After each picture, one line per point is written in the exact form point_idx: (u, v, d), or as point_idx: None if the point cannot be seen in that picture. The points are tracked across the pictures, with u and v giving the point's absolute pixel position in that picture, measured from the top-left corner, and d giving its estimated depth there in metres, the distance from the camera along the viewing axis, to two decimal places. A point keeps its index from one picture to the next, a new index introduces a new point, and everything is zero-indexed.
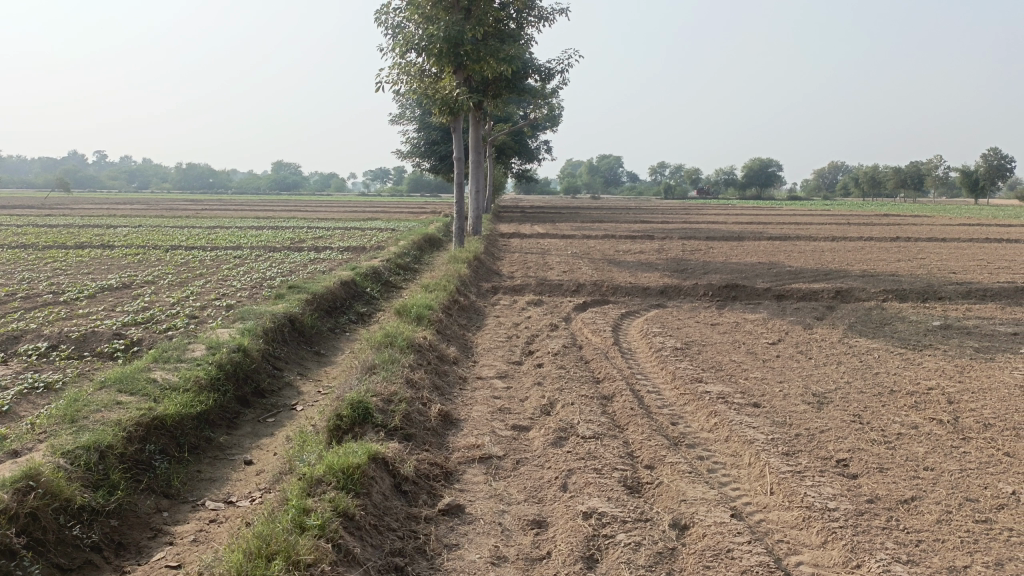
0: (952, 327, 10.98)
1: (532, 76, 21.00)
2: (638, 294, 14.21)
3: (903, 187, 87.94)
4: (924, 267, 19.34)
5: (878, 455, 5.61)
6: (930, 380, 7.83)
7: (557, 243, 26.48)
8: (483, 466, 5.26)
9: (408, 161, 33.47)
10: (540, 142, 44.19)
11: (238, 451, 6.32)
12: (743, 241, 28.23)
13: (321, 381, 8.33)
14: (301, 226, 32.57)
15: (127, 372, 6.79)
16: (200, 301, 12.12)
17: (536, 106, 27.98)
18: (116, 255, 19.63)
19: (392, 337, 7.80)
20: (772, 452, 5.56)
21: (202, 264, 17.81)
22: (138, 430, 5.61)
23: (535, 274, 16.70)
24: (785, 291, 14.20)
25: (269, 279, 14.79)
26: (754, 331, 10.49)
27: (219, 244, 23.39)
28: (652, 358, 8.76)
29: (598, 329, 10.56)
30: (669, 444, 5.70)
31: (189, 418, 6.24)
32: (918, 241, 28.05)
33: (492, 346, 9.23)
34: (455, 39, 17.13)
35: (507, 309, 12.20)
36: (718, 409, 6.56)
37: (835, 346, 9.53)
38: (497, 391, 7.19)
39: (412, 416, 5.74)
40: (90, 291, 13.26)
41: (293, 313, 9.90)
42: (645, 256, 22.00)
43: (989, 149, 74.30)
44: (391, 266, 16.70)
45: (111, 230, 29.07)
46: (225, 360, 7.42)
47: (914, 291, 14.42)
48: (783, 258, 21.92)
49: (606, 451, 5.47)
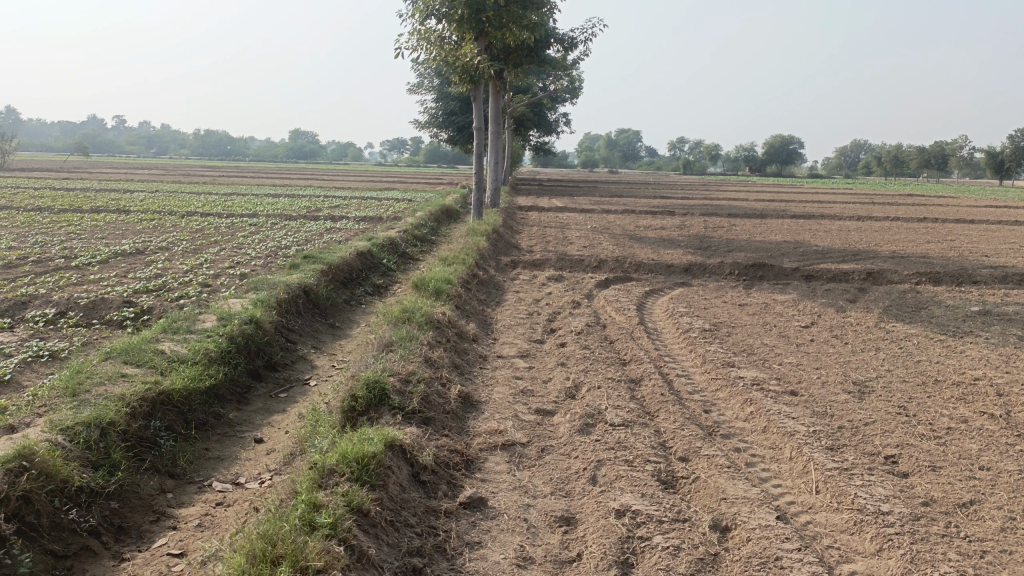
0: (992, 313, 10.48)
1: (554, 45, 20.41)
2: (662, 272, 13.79)
3: (926, 167, 86.34)
4: (955, 250, 18.75)
5: (928, 452, 5.24)
6: (976, 369, 7.41)
7: (577, 217, 25.98)
8: (506, 454, 4.93)
9: (426, 131, 32.96)
10: (559, 115, 43.52)
11: (249, 428, 6.04)
12: (766, 219, 27.57)
13: (336, 356, 8.02)
14: (318, 195, 32.22)
15: (134, 343, 6.48)
16: (213, 269, 11.84)
17: (557, 76, 27.32)
18: (131, 220, 19.40)
19: (410, 312, 7.45)
20: (815, 446, 5.20)
21: (216, 231, 17.53)
22: (143, 406, 5.32)
23: (555, 249, 16.28)
24: (813, 272, 13.72)
25: (285, 248, 14.47)
26: (784, 313, 10.07)
27: (234, 211, 23.10)
28: (680, 339, 8.37)
29: (622, 307, 10.17)
30: (703, 435, 5.34)
31: (197, 393, 5.95)
32: (946, 222, 27.33)
33: (513, 323, 8.88)
34: (478, 5, 16.57)
35: (527, 284, 11.83)
36: (754, 397, 6.20)
37: (871, 331, 9.08)
38: (520, 371, 6.85)
39: (431, 399, 5.40)
40: (103, 257, 13.00)
41: (307, 284, 9.59)
42: (667, 232, 21.52)
43: (1016, 130, 72.98)
44: (408, 237, 16.33)
45: (128, 195, 28.92)
46: (237, 332, 7.12)
47: (948, 274, 13.88)
48: (809, 237, 21.33)
49: (637, 441, 5.12)
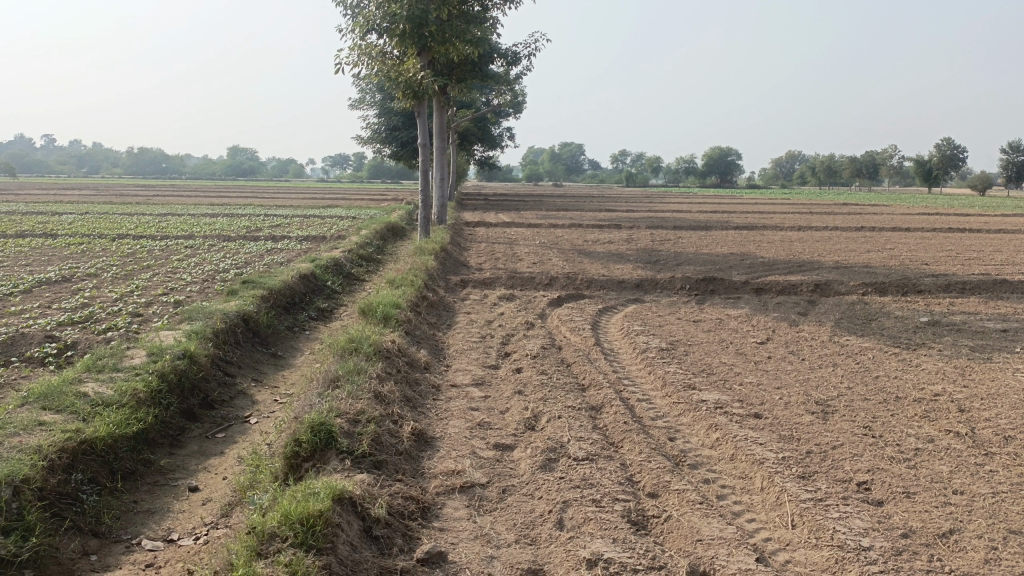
0: (940, 324, 10.56)
1: (497, 60, 20.22)
2: (614, 288, 13.63)
3: (859, 176, 89.06)
4: (895, 259, 19.11)
5: (900, 476, 5.08)
6: (934, 384, 7.35)
7: (524, 232, 25.79)
8: (465, 497, 4.59)
9: (369, 148, 32.44)
10: (503, 130, 43.52)
11: (182, 475, 5.57)
12: (712, 230, 27.76)
13: (278, 390, 7.58)
14: (257, 213, 31.31)
15: (54, 386, 5.92)
16: (145, 297, 11.21)
17: (501, 92, 27.19)
18: (58, 245, 18.46)
19: (357, 342, 7.05)
20: (787, 475, 4.99)
21: (150, 255, 16.74)
22: (62, 458, 4.80)
23: (504, 267, 16.00)
24: (763, 284, 13.73)
25: (223, 272, 13.87)
26: (740, 329, 9.96)
27: (169, 233, 22.21)
28: (638, 360, 8.14)
29: (576, 327, 9.91)
30: (671, 467, 5.10)
31: (123, 439, 5.45)
32: (883, 231, 27.96)
33: (465, 347, 8.56)
34: (420, 19, 16.22)
35: (477, 304, 11.53)
36: (718, 422, 5.98)
37: (827, 346, 9.02)
38: (475, 401, 6.52)
39: (382, 439, 5.02)
40: (26, 286, 12.21)
41: (246, 312, 9.10)
42: (616, 246, 21.49)
43: (943, 140, 75.79)
44: (352, 257, 15.87)
45: (56, 218, 27.73)
46: (168, 368, 6.61)
47: (893, 284, 14.04)
48: (754, 249, 21.50)
49: (603, 477, 4.84)
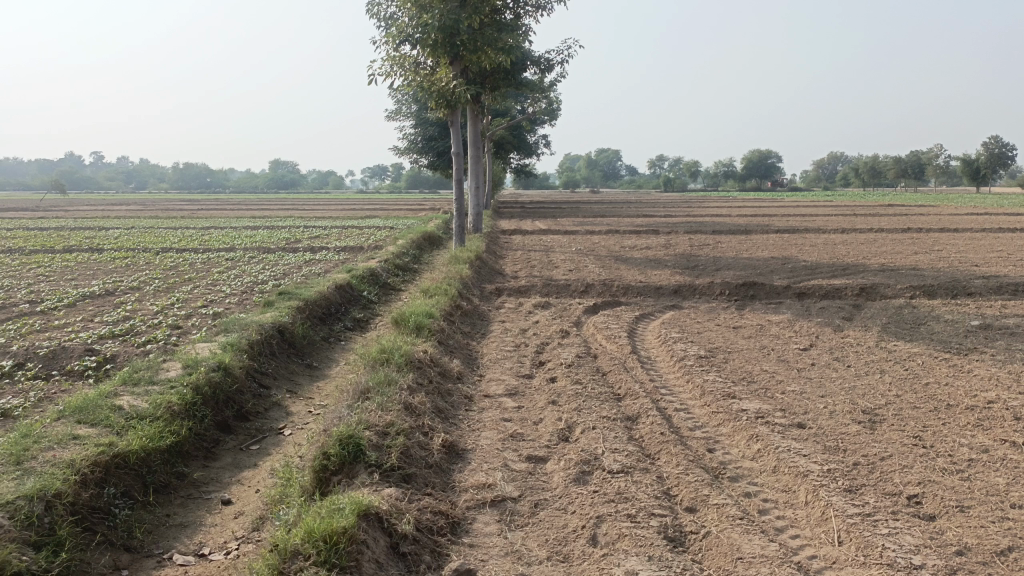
0: (992, 327, 10.16)
1: (531, 68, 20.19)
2: (651, 294, 13.43)
3: (904, 176, 87.08)
4: (944, 260, 18.55)
5: (952, 489, 4.84)
6: (988, 390, 7.03)
7: (561, 239, 25.66)
8: (496, 512, 4.48)
9: (406, 158, 32.65)
10: (539, 138, 43.50)
11: (216, 488, 5.56)
12: (752, 234, 27.31)
13: (313, 401, 7.56)
14: (296, 225, 31.65)
15: (90, 399, 5.96)
16: (184, 309, 11.34)
17: (536, 99, 27.14)
18: (103, 260, 18.87)
19: (389, 352, 7.00)
20: (832, 488, 4.78)
21: (191, 268, 17.00)
22: (95, 472, 4.82)
23: (540, 274, 15.89)
24: (805, 289, 13.40)
25: (261, 284, 14.00)
26: (781, 335, 9.69)
27: (211, 246, 22.56)
28: (675, 369, 7.95)
29: (613, 334, 9.74)
30: (710, 480, 4.92)
31: (156, 452, 5.45)
32: (930, 232, 27.24)
33: (499, 356, 8.46)
34: (451, 28, 16.27)
35: (512, 313, 11.42)
36: (759, 432, 5.78)
37: (873, 352, 8.72)
38: (508, 412, 6.41)
39: (411, 452, 4.94)
40: (70, 300, 12.45)
41: (282, 323, 9.12)
42: (653, 252, 21.24)
43: (991, 138, 73.74)
44: (389, 267, 15.92)
45: (103, 233, 28.39)
46: (203, 380, 6.63)
47: (942, 286, 13.59)
48: (796, 252, 21.06)
49: (639, 491, 4.69)
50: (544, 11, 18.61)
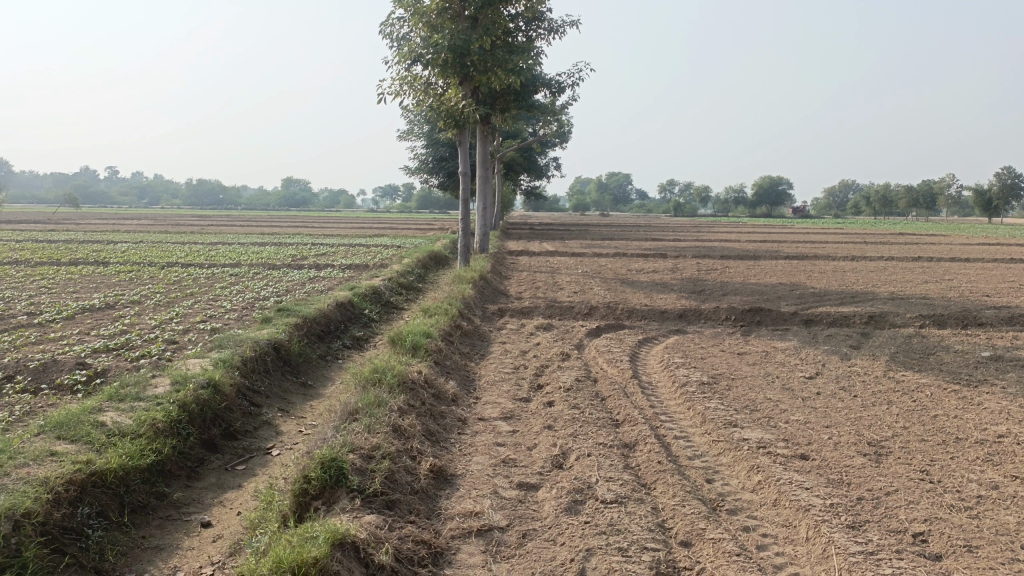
0: (1004, 359, 9.93)
1: (541, 90, 20.17)
2: (656, 318, 13.25)
3: (915, 205, 86.73)
4: (955, 290, 18.31)
5: (960, 527, 4.63)
6: (998, 424, 6.80)
7: (567, 261, 25.53)
8: (482, 542, 4.29)
9: (416, 178, 32.71)
10: (549, 160, 43.55)
11: (197, 510, 5.39)
12: (760, 260, 27.12)
13: (304, 420, 7.40)
14: (304, 242, 31.64)
15: (72, 414, 5.82)
16: (182, 324, 11.23)
17: (547, 122, 27.13)
18: (107, 272, 18.82)
19: (381, 373, 6.84)
20: (834, 524, 4.58)
21: (194, 283, 16.93)
22: (70, 490, 4.66)
23: (544, 296, 15.76)
24: (813, 316, 13.19)
25: (262, 300, 13.89)
26: (787, 363, 9.49)
27: (216, 261, 22.53)
28: (677, 395, 7.75)
29: (614, 358, 9.56)
30: (706, 513, 4.72)
31: (136, 471, 5.29)
32: (941, 261, 26.97)
33: (496, 378, 8.28)
34: (461, 49, 16.27)
35: (514, 334, 11.26)
36: (760, 463, 5.57)
37: (881, 382, 8.50)
38: (502, 436, 6.23)
39: (396, 477, 4.76)
40: (69, 312, 12.35)
41: (278, 340, 8.98)
42: (660, 275, 21.08)
43: (1003, 168, 73.46)
44: (392, 286, 15.80)
45: (111, 246, 28.44)
46: (190, 397, 6.47)
47: (952, 316, 13.35)
48: (804, 279, 20.86)
49: (632, 522, 4.49)
50: (556, 34, 18.63)
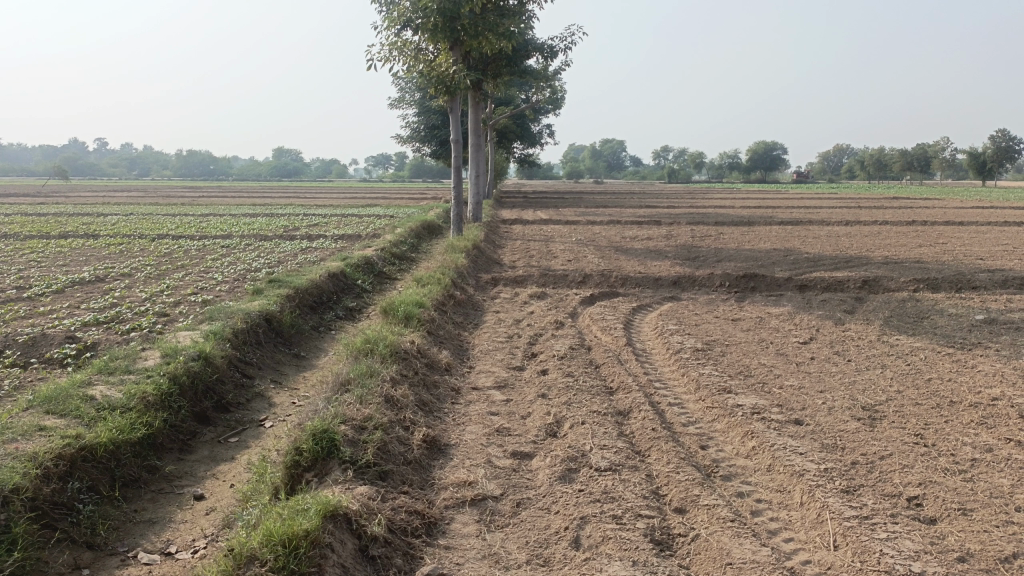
0: (998, 322, 9.91)
1: (534, 55, 19.90)
2: (650, 285, 13.20)
3: (909, 169, 86.50)
4: (949, 254, 18.27)
5: (954, 491, 4.62)
6: (992, 387, 6.80)
7: (561, 229, 25.41)
8: (476, 511, 4.27)
9: (408, 146, 32.40)
10: (542, 127, 43.19)
11: (189, 482, 5.36)
12: (754, 226, 27.03)
13: (297, 391, 7.36)
14: (296, 213, 31.44)
15: (61, 388, 5.75)
16: (173, 297, 11.14)
17: (539, 88, 26.79)
18: (97, 246, 18.63)
19: (373, 343, 6.79)
20: (829, 489, 4.56)
21: (185, 255, 16.77)
22: (59, 465, 4.61)
23: (538, 264, 15.67)
24: (807, 281, 13.15)
25: (254, 272, 13.77)
26: (781, 328, 9.46)
27: (208, 233, 22.34)
28: (671, 361, 7.72)
29: (608, 326, 9.52)
30: (701, 479, 4.70)
31: (126, 445, 5.25)
32: (935, 225, 26.94)
33: (490, 348, 8.24)
34: (451, 13, 15.96)
35: (507, 303, 11.20)
36: (755, 429, 5.56)
37: (875, 346, 8.49)
38: (495, 405, 6.19)
39: (389, 448, 4.73)
40: (59, 286, 12.23)
41: (269, 312, 8.91)
42: (654, 242, 20.99)
43: (997, 131, 73.09)
44: (385, 256, 15.69)
45: (101, 219, 28.21)
46: (180, 370, 6.41)
47: (946, 280, 13.32)
48: (798, 244, 20.79)
49: (626, 490, 4.47)
50: None
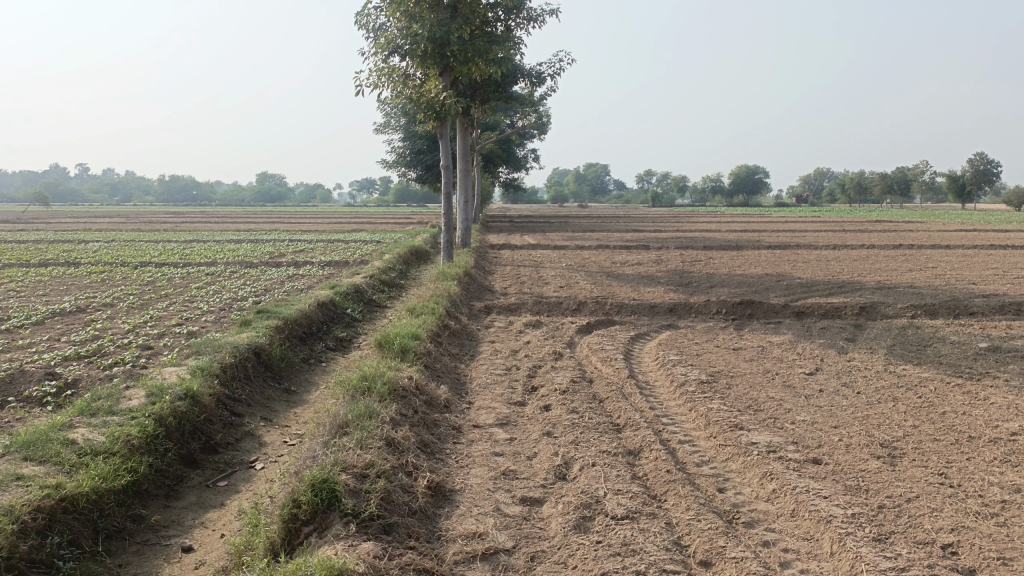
0: (1002, 350, 9.75)
1: (522, 81, 19.84)
2: (646, 313, 12.99)
3: (890, 193, 87.44)
4: (941, 278, 18.23)
5: (990, 537, 4.39)
6: (1010, 421, 6.60)
7: (550, 254, 25.25)
8: (488, 566, 3.99)
9: (394, 171, 32.23)
10: (529, 152, 43.22)
11: (177, 533, 5.03)
12: (743, 250, 26.98)
13: (289, 429, 7.05)
14: (281, 239, 31.07)
15: (41, 432, 5.41)
16: (157, 328, 10.79)
17: (526, 113, 26.74)
18: (79, 274, 18.21)
19: (370, 380, 6.51)
20: (859, 537, 4.32)
21: (169, 283, 16.40)
22: (38, 519, 4.29)
23: (530, 291, 15.45)
24: (804, 308, 12.99)
25: (241, 301, 13.44)
26: (784, 358, 9.26)
27: (192, 259, 21.98)
28: (677, 395, 7.47)
29: (608, 357, 9.27)
30: (724, 527, 4.44)
31: (110, 493, 4.93)
32: (922, 249, 27.01)
33: (489, 381, 7.97)
34: (441, 39, 15.84)
35: (503, 333, 10.95)
36: (774, 470, 5.31)
37: (882, 377, 8.29)
38: (499, 445, 5.91)
39: (393, 498, 4.44)
40: (39, 317, 11.85)
41: (258, 344, 8.59)
42: (645, 268, 20.86)
43: (976, 155, 73.98)
44: (374, 283, 15.42)
45: (82, 245, 27.75)
46: (167, 410, 6.08)
47: (943, 305, 13.20)
48: (789, 269, 20.69)
49: (647, 541, 4.20)
50: (535, 23, 18.28)
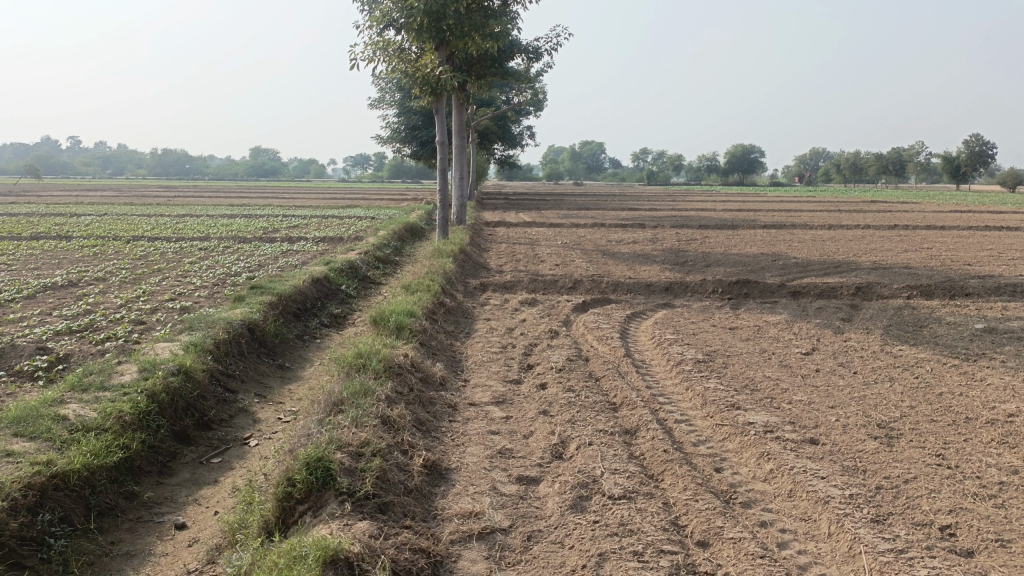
0: (998, 331, 9.74)
1: (518, 56, 19.60)
2: (642, 291, 12.94)
3: (885, 173, 87.34)
4: (936, 259, 18.21)
5: (988, 519, 4.37)
6: (1007, 402, 6.59)
7: (546, 232, 25.15)
8: (484, 546, 3.96)
9: (389, 147, 31.96)
10: (524, 128, 42.91)
11: (170, 510, 4.99)
12: (739, 230, 26.92)
13: (283, 406, 7.00)
14: (276, 214, 30.84)
15: (31, 407, 5.35)
16: (150, 303, 10.68)
17: (522, 89, 26.46)
18: (71, 248, 18.03)
19: (366, 357, 6.45)
20: (858, 518, 4.30)
21: (162, 258, 16.26)
22: (29, 496, 4.24)
23: (526, 269, 15.38)
24: (800, 288, 12.96)
25: (234, 276, 13.33)
26: (781, 338, 9.23)
27: (185, 234, 21.81)
28: (674, 374, 7.44)
29: (604, 335, 9.22)
30: (722, 508, 4.42)
31: (102, 470, 4.88)
32: (918, 229, 27.00)
33: (485, 359, 7.92)
34: (438, 13, 15.58)
35: (498, 311, 10.89)
36: (771, 450, 5.28)
37: (879, 357, 8.27)
38: (495, 423, 5.87)
39: (389, 476, 4.40)
40: (30, 291, 11.71)
41: (252, 321, 8.51)
42: (641, 246, 20.78)
43: (973, 136, 73.82)
44: (369, 260, 15.32)
45: (74, 219, 27.49)
46: (159, 387, 6.02)
47: (939, 286, 13.18)
48: (785, 249, 20.63)
49: (644, 521, 4.17)
50: None
